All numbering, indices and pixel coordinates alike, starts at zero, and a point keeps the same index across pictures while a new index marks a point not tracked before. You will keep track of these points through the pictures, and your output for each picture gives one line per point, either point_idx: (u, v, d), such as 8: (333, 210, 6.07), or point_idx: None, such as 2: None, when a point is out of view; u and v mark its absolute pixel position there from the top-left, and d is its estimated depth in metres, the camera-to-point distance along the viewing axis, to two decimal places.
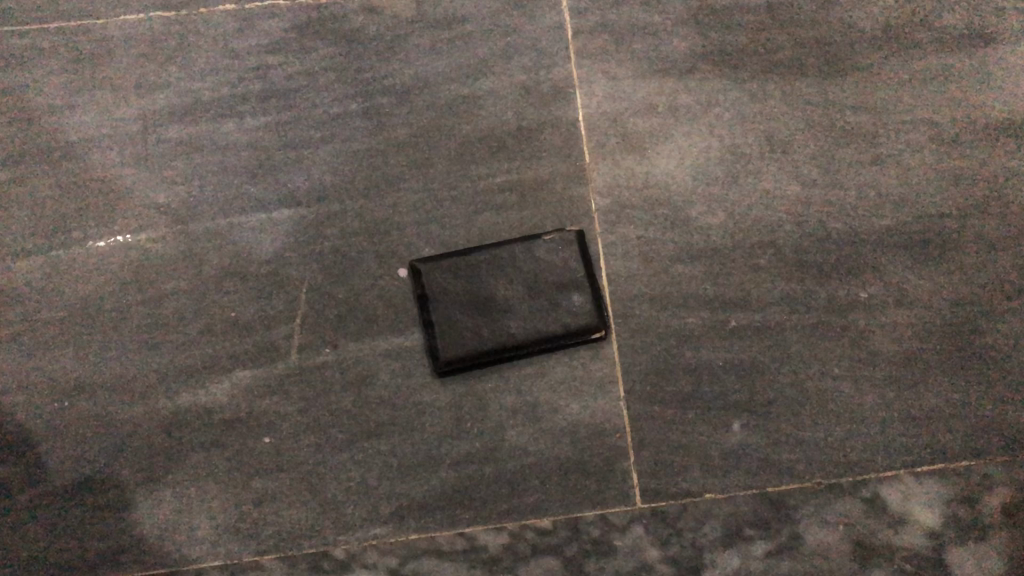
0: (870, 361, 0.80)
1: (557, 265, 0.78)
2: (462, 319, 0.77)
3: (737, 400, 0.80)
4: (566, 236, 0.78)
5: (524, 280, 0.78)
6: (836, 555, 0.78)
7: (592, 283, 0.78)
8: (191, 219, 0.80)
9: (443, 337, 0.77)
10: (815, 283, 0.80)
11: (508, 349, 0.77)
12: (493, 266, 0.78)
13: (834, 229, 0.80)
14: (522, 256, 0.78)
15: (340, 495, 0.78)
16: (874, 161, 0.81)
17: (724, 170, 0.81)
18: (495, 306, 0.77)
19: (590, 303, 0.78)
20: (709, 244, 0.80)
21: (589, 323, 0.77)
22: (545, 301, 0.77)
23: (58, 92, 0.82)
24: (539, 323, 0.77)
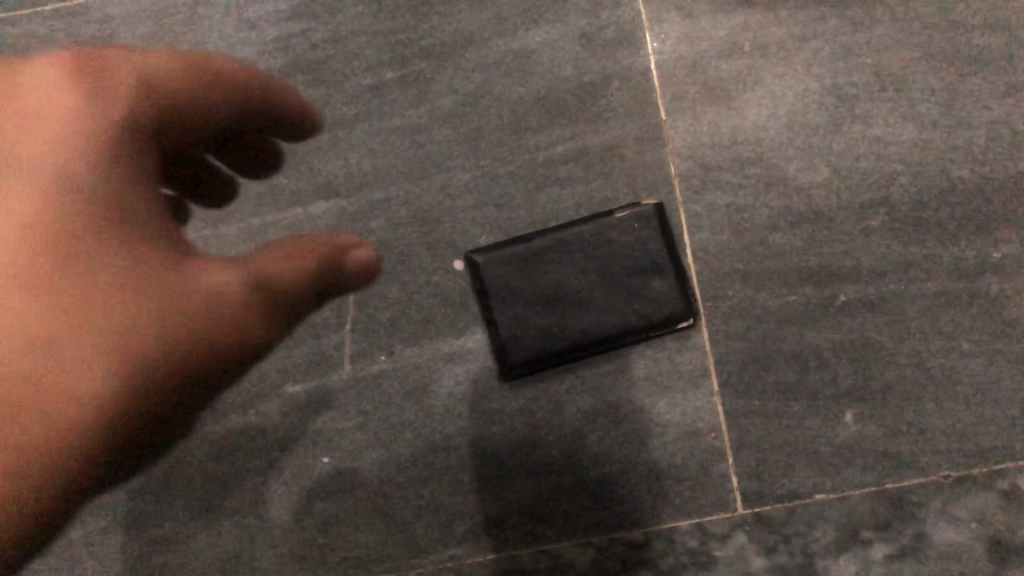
0: (1006, 332, 0.68)
1: (635, 246, 0.67)
2: (531, 318, 0.68)
3: (851, 386, 0.68)
4: (643, 212, 0.68)
5: (599, 267, 0.67)
6: (969, 556, 0.67)
7: (676, 264, 0.68)
8: (221, 218, 0.73)
9: (509, 337, 0.68)
10: (938, 243, 0.68)
11: (584, 347, 0.68)
12: (561, 253, 0.68)
13: (960, 178, 0.68)
14: (595, 239, 0.68)
15: (408, 515, 0.70)
16: (1005, 92, 0.69)
17: (826, 117, 0.69)
18: (566, 299, 0.67)
19: (676, 288, 0.68)
20: (811, 206, 0.69)
21: (675, 311, 0.67)
22: (624, 290, 0.67)
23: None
24: (619, 315, 0.67)
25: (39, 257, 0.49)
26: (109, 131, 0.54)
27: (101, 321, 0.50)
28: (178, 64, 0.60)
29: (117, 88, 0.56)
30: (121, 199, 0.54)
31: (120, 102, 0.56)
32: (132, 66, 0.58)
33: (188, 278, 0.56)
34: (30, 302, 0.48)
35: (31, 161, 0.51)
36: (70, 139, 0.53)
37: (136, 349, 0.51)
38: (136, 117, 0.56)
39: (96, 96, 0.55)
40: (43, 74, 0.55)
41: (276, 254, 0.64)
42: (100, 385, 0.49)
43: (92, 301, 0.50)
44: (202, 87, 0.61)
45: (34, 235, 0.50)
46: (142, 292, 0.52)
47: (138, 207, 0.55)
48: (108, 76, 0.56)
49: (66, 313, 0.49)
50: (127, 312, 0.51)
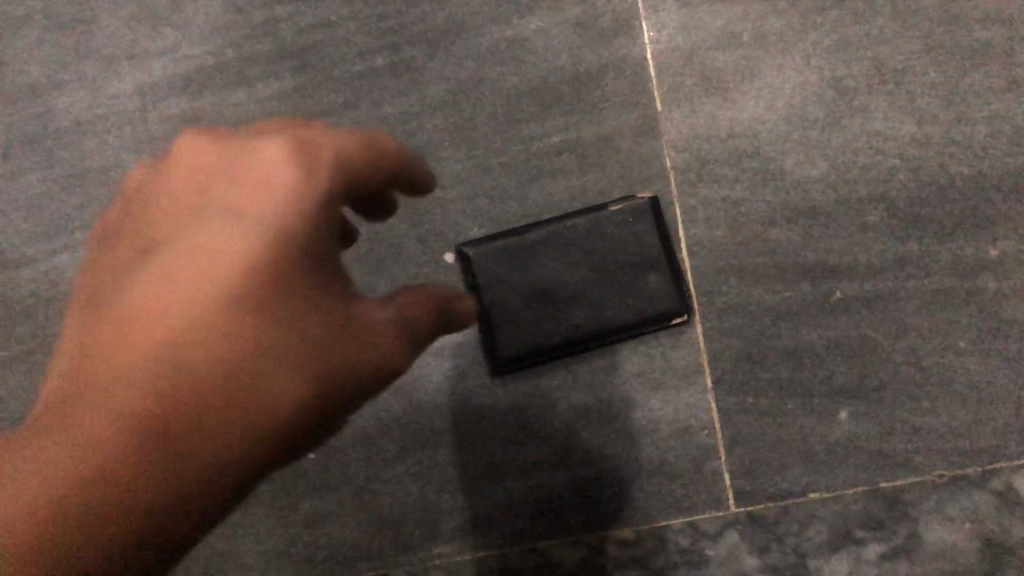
0: (1003, 331, 0.67)
1: (628, 241, 0.66)
2: (523, 313, 0.67)
3: (846, 383, 0.67)
4: (638, 206, 0.66)
5: (592, 262, 0.66)
6: (962, 555, 0.67)
7: (671, 259, 0.67)
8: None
9: (499, 331, 0.67)
10: (935, 240, 0.67)
11: (577, 343, 0.67)
12: (554, 246, 0.67)
13: (958, 174, 0.67)
14: (588, 233, 0.66)
15: (396, 513, 0.69)
16: (1006, 87, 0.67)
17: (824, 111, 0.68)
18: (557, 294, 0.66)
19: (669, 284, 0.66)
20: (808, 201, 0.68)
21: (669, 307, 0.66)
22: (616, 285, 0.66)
23: (45, 68, 0.74)
24: (613, 310, 0.66)
25: (127, 371, 0.46)
26: (239, 225, 0.49)
27: (192, 443, 0.45)
28: (313, 160, 0.50)
29: (214, 168, 0.51)
30: (248, 290, 0.48)
31: (262, 186, 0.49)
32: (288, 150, 0.50)
33: (280, 369, 0.48)
34: (111, 417, 0.45)
35: (166, 259, 0.49)
36: (203, 232, 0.49)
37: (210, 455, 0.46)
38: (276, 194, 0.49)
39: (230, 181, 0.50)
40: (189, 159, 0.52)
41: (379, 312, 0.52)
42: (148, 502, 0.44)
43: (143, 411, 0.45)
44: (322, 176, 0.50)
45: (139, 334, 0.47)
46: (175, 404, 0.45)
47: (264, 295, 0.48)
48: (247, 155, 0.50)
49: (106, 429, 0.44)
50: (146, 415, 0.45)
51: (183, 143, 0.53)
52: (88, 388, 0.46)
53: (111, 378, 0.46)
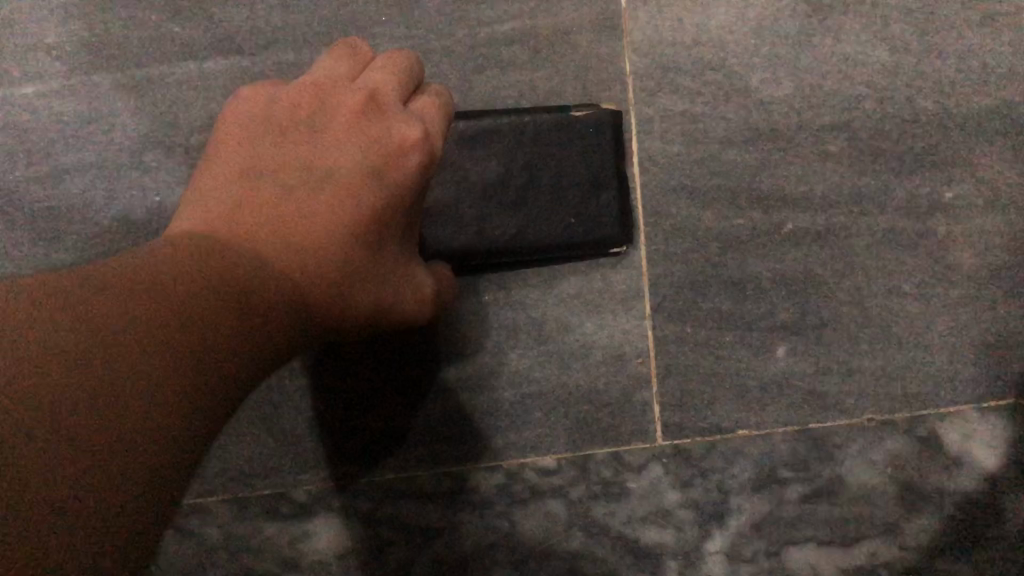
0: (947, 278, 0.64)
1: (584, 155, 0.61)
2: (459, 208, 0.62)
3: (786, 318, 0.65)
4: (601, 118, 0.61)
5: (541, 171, 0.61)
6: (880, 499, 0.66)
7: (621, 182, 0.62)
8: (95, 64, 0.62)
9: (431, 224, 0.61)
10: (893, 177, 0.64)
11: (506, 257, 0.62)
12: (503, 144, 0.61)
13: (923, 109, 0.63)
14: (541, 139, 0.61)
15: (301, 427, 0.65)
16: (982, 22, 0.63)
17: (796, 26, 0.63)
18: (498, 199, 0.61)
19: (616, 208, 0.62)
20: (769, 122, 0.63)
21: (608, 234, 0.62)
22: (561, 202, 0.61)
23: None
24: (551, 229, 0.62)
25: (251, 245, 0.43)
26: (360, 157, 0.49)
27: (257, 349, 0.40)
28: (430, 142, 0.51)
29: (351, 105, 0.51)
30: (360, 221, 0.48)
31: (388, 137, 0.50)
32: (411, 117, 0.52)
33: (350, 295, 0.47)
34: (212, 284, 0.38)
35: (293, 165, 0.49)
36: (332, 154, 0.49)
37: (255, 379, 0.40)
38: (400, 153, 0.50)
39: (360, 118, 0.51)
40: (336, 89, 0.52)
41: (423, 279, 0.55)
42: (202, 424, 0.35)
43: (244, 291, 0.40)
44: (433, 156, 0.52)
45: (266, 217, 0.45)
46: (287, 289, 0.43)
47: (369, 225, 0.48)
48: (377, 108, 0.51)
49: (201, 304, 0.37)
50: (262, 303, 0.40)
51: (319, 74, 0.53)
52: (208, 251, 0.41)
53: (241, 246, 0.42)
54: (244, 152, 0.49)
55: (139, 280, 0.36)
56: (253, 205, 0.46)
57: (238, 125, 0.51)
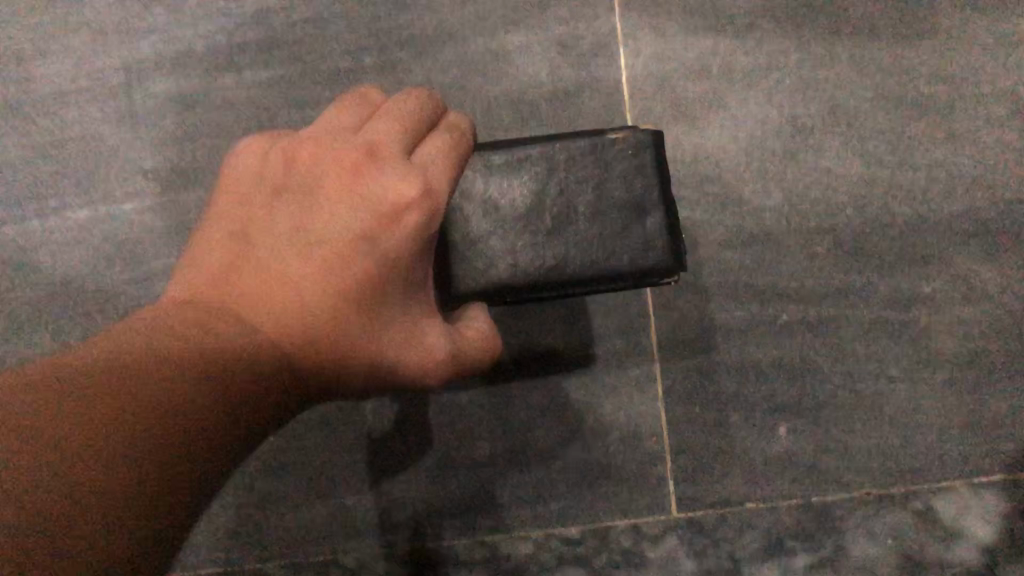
0: (930, 362, 0.72)
1: (623, 179, 0.52)
2: (481, 241, 0.52)
3: (785, 401, 0.72)
4: (640, 137, 0.52)
5: (580, 197, 0.52)
6: (882, 568, 0.71)
7: (668, 210, 0.53)
8: (182, 185, 0.72)
9: (459, 261, 0.52)
10: (876, 273, 0.72)
11: (537, 293, 0.52)
12: (530, 172, 0.52)
13: (900, 214, 0.72)
14: (573, 161, 0.52)
15: (351, 497, 0.73)
16: (947, 138, 0.71)
17: (781, 145, 0.72)
18: (532, 227, 0.52)
19: (665, 236, 0.52)
20: (761, 227, 0.72)
21: (657, 265, 0.52)
22: (600, 231, 0.52)
23: (31, 35, 0.73)
24: (588, 261, 0.52)
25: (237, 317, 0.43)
26: (354, 222, 0.46)
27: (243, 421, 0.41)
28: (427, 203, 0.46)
29: (347, 163, 0.47)
30: (348, 288, 0.45)
31: (380, 202, 0.46)
32: (411, 169, 0.46)
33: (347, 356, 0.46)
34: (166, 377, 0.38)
35: (285, 228, 0.47)
36: (326, 215, 0.46)
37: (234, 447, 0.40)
38: (392, 218, 0.45)
39: (356, 176, 0.47)
40: (338, 139, 0.48)
41: (439, 342, 0.48)
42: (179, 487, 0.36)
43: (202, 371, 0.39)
44: (435, 212, 0.46)
45: (253, 286, 0.45)
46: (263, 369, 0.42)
47: (358, 294, 0.45)
48: (372, 166, 0.47)
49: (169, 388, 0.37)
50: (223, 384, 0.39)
51: (324, 123, 0.50)
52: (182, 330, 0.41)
53: (212, 327, 0.42)
54: (242, 211, 0.48)
55: (108, 370, 0.36)
56: (242, 272, 0.46)
57: (239, 180, 0.50)
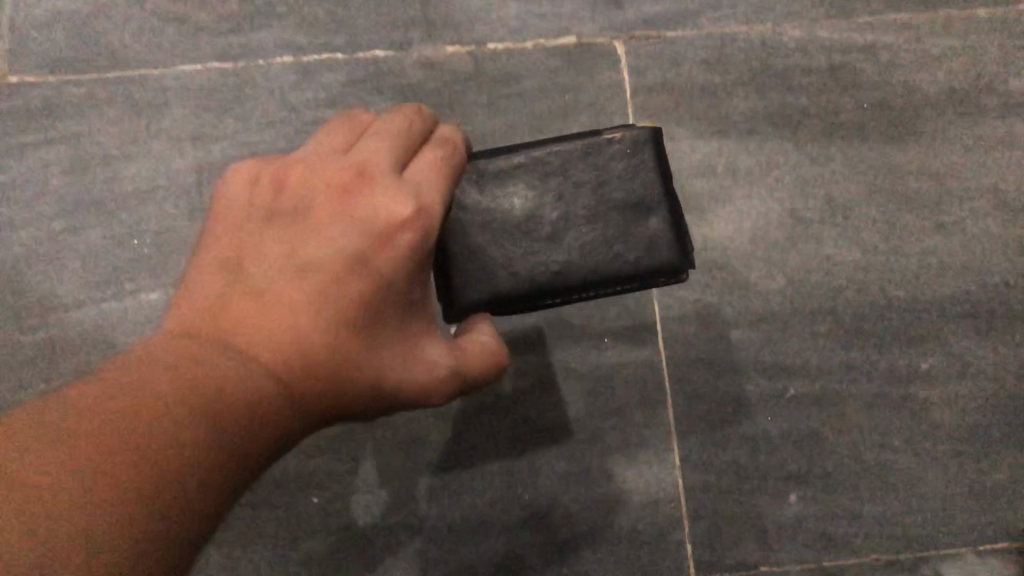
0: (931, 435, 0.77)
1: (625, 179, 0.52)
2: (484, 251, 0.52)
3: (794, 469, 0.77)
4: (638, 137, 0.53)
5: (580, 195, 0.52)
6: None
7: (672, 207, 0.53)
8: None
9: (462, 272, 0.52)
10: (876, 351, 0.77)
11: (544, 299, 0.52)
12: (531, 179, 0.53)
13: (894, 297, 0.77)
14: (573, 165, 0.53)
15: (390, 558, 0.76)
16: (935, 228, 0.78)
17: (784, 235, 0.77)
18: (534, 232, 0.52)
19: (670, 233, 0.52)
20: (767, 309, 0.77)
21: (663, 262, 0.52)
22: (604, 232, 0.52)
23: (112, 135, 0.76)
24: (595, 263, 0.52)
25: (233, 341, 0.43)
26: (351, 239, 0.48)
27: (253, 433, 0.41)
28: (424, 222, 0.49)
29: (340, 185, 0.50)
30: (349, 305, 0.47)
31: (378, 220, 0.49)
32: (404, 187, 0.50)
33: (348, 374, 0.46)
34: (157, 398, 0.38)
35: (279, 250, 0.48)
36: (320, 235, 0.49)
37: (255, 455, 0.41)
38: (390, 235, 0.48)
39: (350, 199, 0.50)
40: (326, 166, 0.51)
41: (443, 354, 0.50)
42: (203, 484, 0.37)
43: (219, 383, 0.40)
44: (433, 228, 0.49)
45: (248, 309, 0.45)
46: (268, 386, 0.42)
47: (356, 311, 0.47)
48: (365, 185, 0.50)
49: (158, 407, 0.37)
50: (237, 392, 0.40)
51: (311, 149, 0.53)
52: (181, 356, 0.41)
53: (206, 348, 0.42)
54: (232, 238, 0.49)
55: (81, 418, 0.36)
56: (236, 295, 0.46)
57: (229, 208, 0.51)
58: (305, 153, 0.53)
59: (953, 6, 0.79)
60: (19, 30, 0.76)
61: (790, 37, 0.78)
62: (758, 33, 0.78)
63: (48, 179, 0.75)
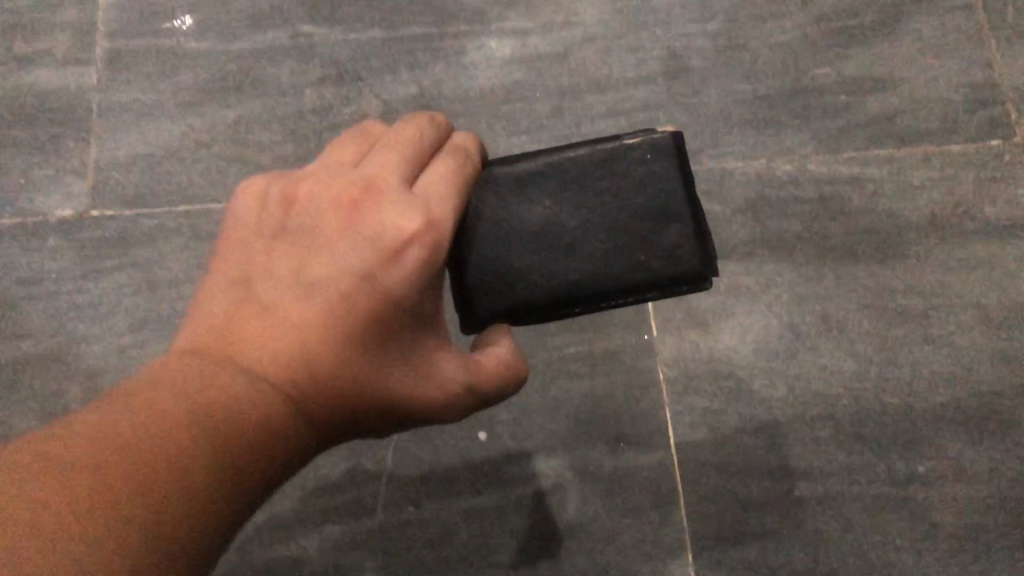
0: (932, 535, 0.81)
1: (645, 184, 0.54)
2: (509, 260, 0.55)
3: (803, 567, 0.81)
4: (658, 143, 0.55)
5: (604, 201, 0.55)
6: None
7: (695, 212, 0.55)
8: None
9: (487, 279, 0.55)
10: (874, 453, 0.82)
11: (567, 307, 0.55)
12: (552, 189, 0.55)
13: (890, 404, 0.83)
14: (594, 172, 0.55)
15: None
16: (925, 340, 0.85)
17: (784, 346, 0.85)
18: (557, 241, 0.55)
19: (692, 239, 0.54)
20: (771, 415, 0.83)
21: (686, 270, 0.54)
22: (627, 236, 0.54)
23: (180, 263, 0.90)
24: (617, 270, 0.54)
25: (238, 360, 0.44)
26: (358, 257, 0.48)
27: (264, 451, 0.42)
28: (432, 237, 0.49)
29: (348, 198, 0.50)
30: (357, 322, 0.47)
31: (384, 237, 0.48)
32: (410, 203, 0.49)
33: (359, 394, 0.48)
34: (163, 416, 0.39)
35: (286, 267, 0.49)
36: (328, 252, 0.49)
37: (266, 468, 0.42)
38: (397, 253, 0.48)
39: (356, 210, 0.50)
40: (336, 180, 0.51)
41: (456, 370, 0.51)
42: (198, 504, 0.38)
43: (223, 410, 0.41)
44: (442, 240, 0.49)
45: (255, 326, 0.46)
46: (274, 406, 0.43)
47: (367, 330, 0.48)
48: (373, 199, 0.50)
49: (168, 430, 0.39)
50: (245, 412, 0.42)
51: (326, 160, 0.54)
52: (187, 376, 0.42)
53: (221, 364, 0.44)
54: (242, 255, 0.51)
55: (92, 435, 0.38)
56: (243, 313, 0.47)
57: (240, 225, 0.53)
58: (320, 162, 0.54)
59: (930, 143, 0.89)
60: (110, 176, 0.93)
61: (783, 171, 0.88)
62: (754, 168, 0.88)
63: (120, 299, 0.89)
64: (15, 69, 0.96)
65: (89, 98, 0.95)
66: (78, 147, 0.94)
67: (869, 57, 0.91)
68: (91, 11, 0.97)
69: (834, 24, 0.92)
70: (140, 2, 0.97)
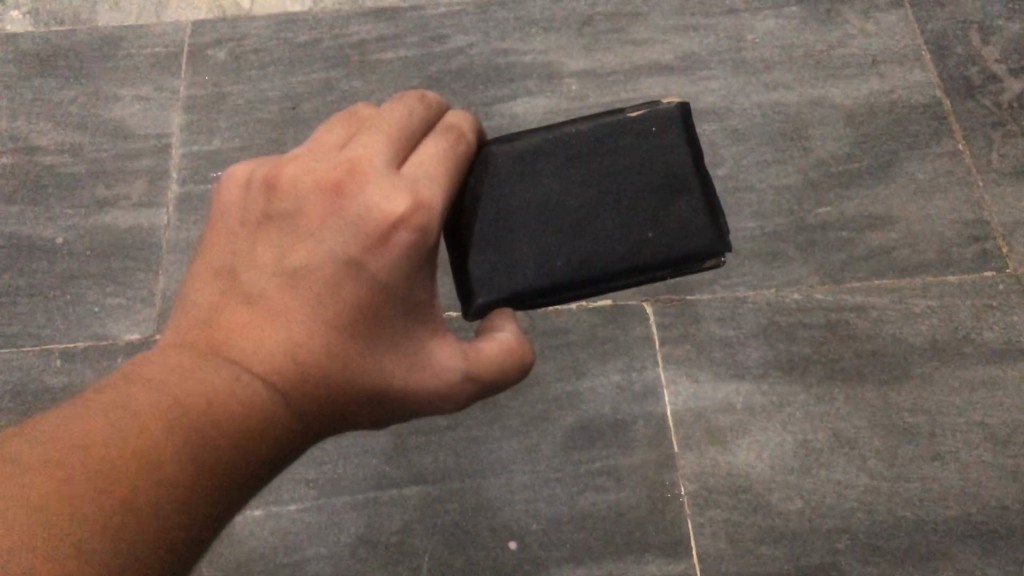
0: None
1: (654, 156, 0.59)
2: (524, 239, 0.58)
3: None
4: (665, 113, 0.60)
5: (617, 176, 0.59)
6: None
7: (703, 181, 0.59)
8: (341, 497, 0.91)
9: (500, 259, 0.58)
10: (891, 566, 0.86)
11: (581, 285, 0.58)
12: (564, 167, 0.59)
13: (903, 517, 0.87)
14: (604, 147, 0.59)
15: None
16: (933, 457, 0.90)
17: (799, 462, 0.90)
18: (570, 220, 0.58)
19: (703, 213, 0.58)
20: (789, 528, 0.88)
21: (699, 245, 0.57)
22: (640, 210, 0.58)
23: None
24: (631, 243, 0.57)
25: (226, 352, 0.49)
26: (343, 245, 0.51)
27: (259, 428, 0.47)
28: (421, 220, 0.51)
29: (332, 181, 0.52)
30: (341, 315, 0.52)
31: (370, 220, 0.51)
32: (398, 184, 0.51)
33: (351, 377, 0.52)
34: (149, 400, 0.43)
35: (272, 259, 0.53)
36: (314, 240, 0.52)
37: (259, 445, 0.47)
38: (382, 240, 0.51)
39: (342, 192, 0.52)
40: (320, 163, 0.54)
41: (450, 360, 0.55)
42: (185, 482, 0.41)
43: (211, 398, 0.45)
44: (429, 223, 0.51)
45: (244, 319, 0.51)
46: (262, 389, 0.48)
47: (352, 321, 0.52)
48: (358, 181, 0.52)
49: (154, 414, 0.42)
50: (233, 397, 0.46)
51: (312, 144, 0.56)
52: (175, 368, 0.47)
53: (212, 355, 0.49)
54: (229, 247, 0.55)
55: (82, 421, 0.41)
56: (232, 306, 0.52)
57: (226, 213, 0.56)
58: (306, 146, 0.56)
59: (927, 274, 0.97)
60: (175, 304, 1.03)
61: (791, 298, 0.96)
62: (765, 296, 0.96)
63: None
64: (96, 211, 1.09)
65: (161, 235, 1.07)
66: (148, 278, 1.05)
67: (864, 198, 1.01)
68: (166, 161, 1.10)
69: (831, 168, 1.02)
70: (209, 153, 1.11)
